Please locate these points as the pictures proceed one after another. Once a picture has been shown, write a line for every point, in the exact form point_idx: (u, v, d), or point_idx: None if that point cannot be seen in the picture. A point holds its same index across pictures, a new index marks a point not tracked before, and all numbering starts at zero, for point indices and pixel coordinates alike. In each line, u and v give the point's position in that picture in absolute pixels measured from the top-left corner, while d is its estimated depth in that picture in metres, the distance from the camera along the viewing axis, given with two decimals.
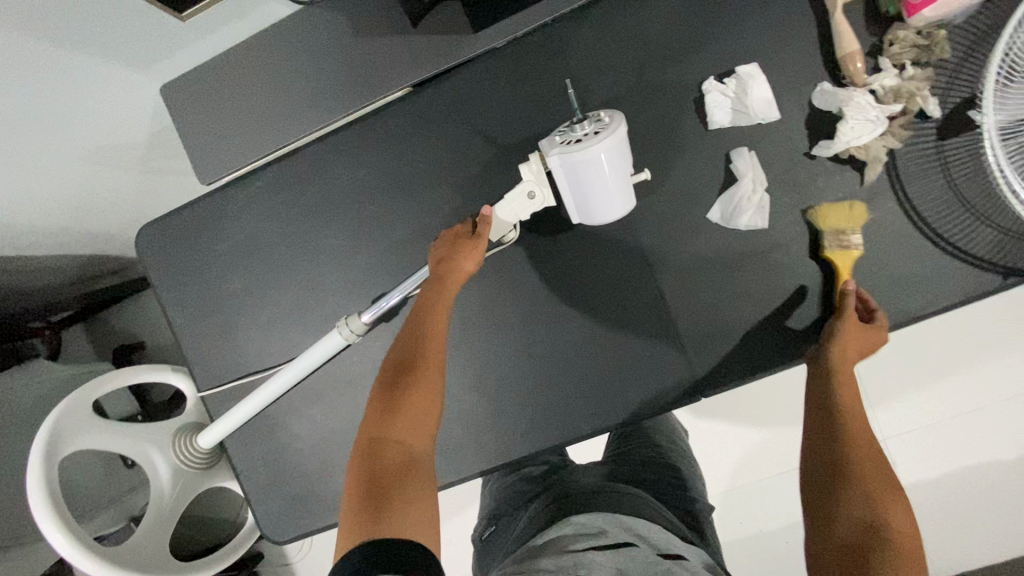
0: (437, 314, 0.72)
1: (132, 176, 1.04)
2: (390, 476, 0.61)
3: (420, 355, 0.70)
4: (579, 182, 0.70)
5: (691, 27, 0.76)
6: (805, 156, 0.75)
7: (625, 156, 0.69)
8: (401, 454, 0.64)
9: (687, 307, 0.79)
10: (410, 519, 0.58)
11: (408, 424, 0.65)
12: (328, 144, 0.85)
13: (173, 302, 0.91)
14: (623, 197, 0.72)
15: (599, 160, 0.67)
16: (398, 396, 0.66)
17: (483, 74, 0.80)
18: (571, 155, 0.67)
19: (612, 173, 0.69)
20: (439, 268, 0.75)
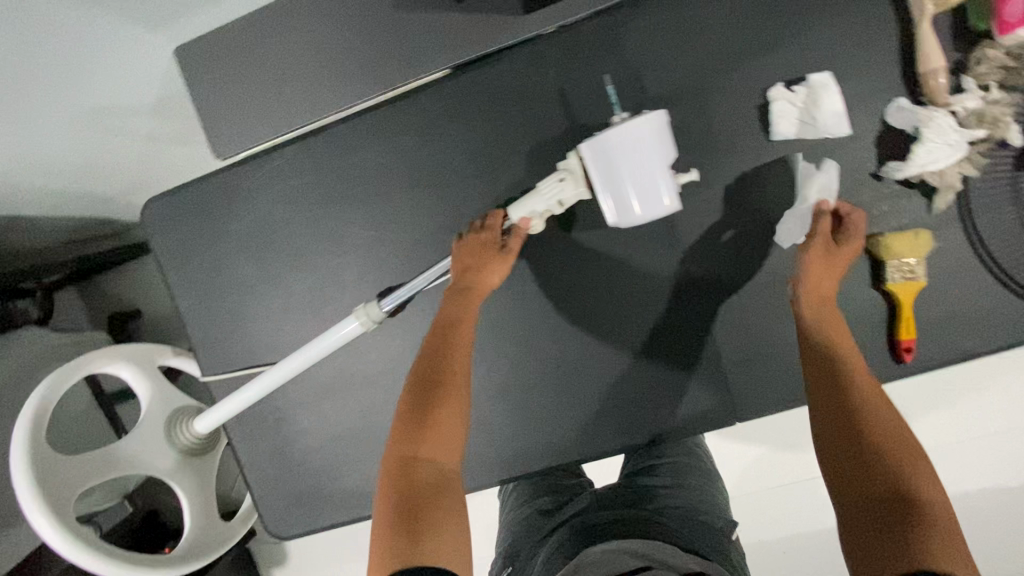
0: (466, 328, 0.69)
1: (139, 143, 0.97)
2: (424, 497, 0.57)
3: (448, 367, 0.66)
4: (614, 169, 0.64)
5: (761, 27, 0.70)
6: (871, 176, 0.70)
7: (665, 147, 0.63)
8: (433, 473, 0.60)
9: (727, 328, 0.75)
10: (448, 541, 0.54)
11: (439, 442, 0.61)
12: (355, 125, 0.79)
13: (180, 283, 0.85)
14: (668, 187, 0.65)
15: (634, 145, 0.63)
16: (427, 414, 0.62)
17: (529, 61, 0.74)
18: (601, 135, 0.63)
19: (651, 155, 0.63)
20: (468, 277, 0.70)
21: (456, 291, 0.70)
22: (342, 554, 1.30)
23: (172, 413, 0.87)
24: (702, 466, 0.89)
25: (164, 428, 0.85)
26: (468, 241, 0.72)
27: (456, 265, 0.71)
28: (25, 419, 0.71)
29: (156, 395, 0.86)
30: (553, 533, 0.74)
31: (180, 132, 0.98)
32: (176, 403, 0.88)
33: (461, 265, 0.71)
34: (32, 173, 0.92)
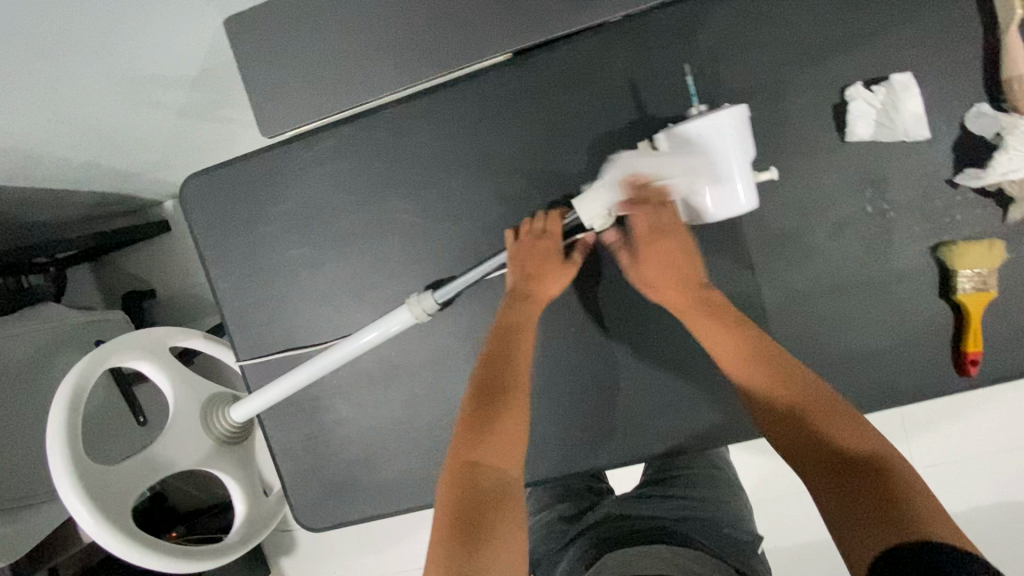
0: (524, 335, 0.67)
1: (175, 119, 0.94)
2: (486, 507, 0.54)
3: (509, 373, 0.63)
4: (689, 162, 0.63)
5: (843, 22, 0.67)
6: (946, 183, 0.68)
7: (742, 142, 0.62)
8: (496, 483, 0.57)
9: (788, 332, 0.73)
10: (507, 557, 0.52)
11: (502, 450, 0.58)
12: (410, 108, 0.76)
13: (219, 264, 0.83)
14: (744, 185, 0.63)
15: (708, 136, 0.62)
16: (492, 422, 0.59)
17: (597, 49, 0.71)
18: (680, 127, 0.63)
19: (730, 151, 0.62)
20: (528, 284, 0.68)
21: (515, 298, 0.69)
22: (356, 546, 1.27)
23: (207, 400, 0.85)
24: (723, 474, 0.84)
25: (199, 415, 0.84)
26: (526, 246, 0.69)
27: (518, 269, 0.69)
28: (62, 395, 0.69)
29: (191, 380, 0.84)
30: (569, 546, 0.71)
31: (216, 107, 0.95)
32: (212, 389, 0.87)
33: (523, 270, 0.69)
34: (61, 142, 0.88)
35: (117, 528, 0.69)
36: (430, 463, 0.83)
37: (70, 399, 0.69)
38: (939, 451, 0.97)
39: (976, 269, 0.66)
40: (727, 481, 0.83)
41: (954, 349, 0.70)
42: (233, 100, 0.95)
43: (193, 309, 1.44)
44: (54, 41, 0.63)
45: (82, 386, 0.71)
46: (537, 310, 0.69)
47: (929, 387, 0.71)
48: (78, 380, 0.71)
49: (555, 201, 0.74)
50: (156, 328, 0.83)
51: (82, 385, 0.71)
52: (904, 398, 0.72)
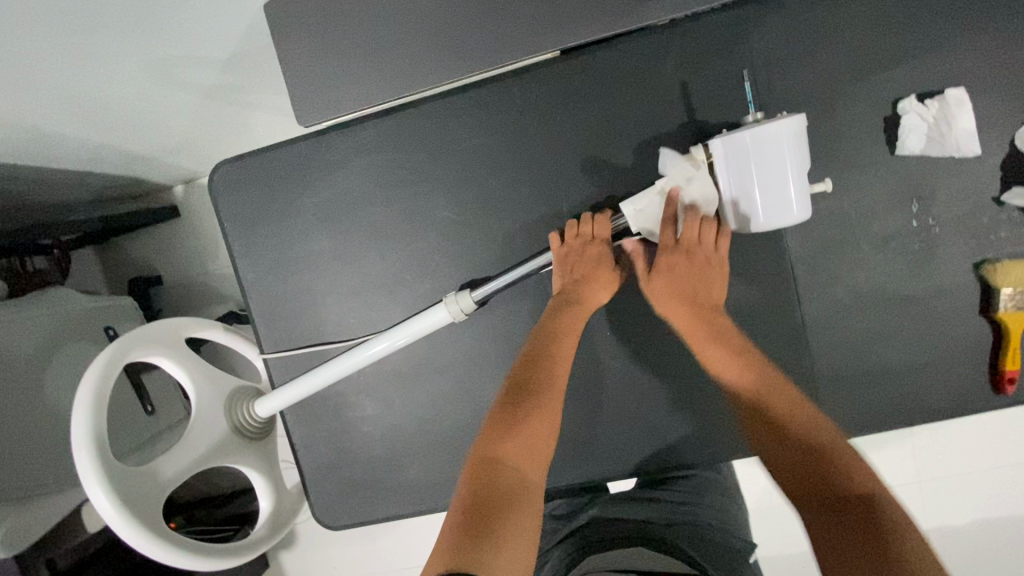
0: (568, 341, 0.67)
1: (202, 103, 0.91)
2: (501, 503, 0.53)
3: (542, 377, 0.63)
4: (744, 171, 0.63)
5: (898, 35, 0.67)
6: (993, 201, 0.68)
7: (801, 152, 0.61)
8: (514, 481, 0.55)
9: (826, 344, 0.72)
10: (510, 552, 0.49)
11: (524, 451, 0.57)
12: (452, 103, 0.75)
13: (248, 254, 0.82)
14: (798, 196, 0.63)
15: (767, 144, 0.61)
16: (519, 421, 0.59)
17: (647, 51, 0.70)
18: (738, 134, 0.61)
19: (786, 162, 0.61)
20: (577, 290, 0.69)
21: (563, 302, 0.70)
22: (361, 543, 1.25)
23: (230, 393, 0.85)
24: (714, 483, 0.82)
25: (223, 409, 0.83)
26: (575, 250, 0.70)
27: (566, 273, 0.70)
28: (90, 379, 0.68)
29: (214, 373, 0.85)
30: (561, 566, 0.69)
31: (243, 93, 0.92)
32: (234, 383, 0.87)
33: (572, 274, 0.70)
34: (82, 121, 0.85)
35: (143, 519, 0.69)
36: (456, 464, 0.81)
37: (98, 382, 0.69)
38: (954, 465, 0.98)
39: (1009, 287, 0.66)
40: (719, 490, 0.81)
41: (993, 367, 0.70)
42: (261, 86, 0.93)
43: (202, 297, 1.40)
44: (92, 17, 0.60)
45: (109, 370, 0.70)
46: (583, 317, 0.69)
47: (964, 404, 0.71)
48: (106, 364, 0.70)
49: (597, 203, 0.74)
50: (180, 320, 0.83)
51: (109, 371, 0.70)
52: (938, 414, 0.72)
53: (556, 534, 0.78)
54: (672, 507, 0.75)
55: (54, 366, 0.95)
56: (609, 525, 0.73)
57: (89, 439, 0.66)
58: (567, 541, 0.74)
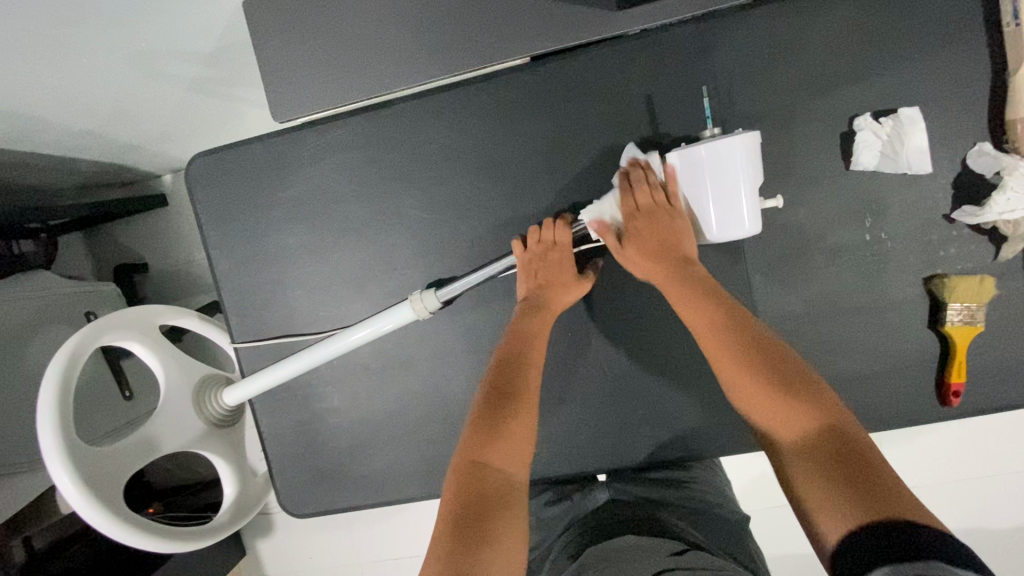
0: (539, 344, 0.68)
1: (183, 94, 0.92)
2: (487, 507, 0.53)
3: (519, 381, 0.63)
4: (698, 184, 0.65)
5: (856, 54, 0.69)
6: (943, 218, 0.70)
7: (754, 167, 0.63)
8: (502, 483, 0.56)
9: (781, 351, 0.74)
10: (505, 554, 0.51)
11: (509, 452, 0.58)
12: (425, 103, 0.76)
13: (223, 244, 0.83)
14: (750, 210, 0.64)
15: (722, 157, 0.63)
16: (501, 423, 0.59)
17: (616, 60, 0.72)
18: (692, 148, 0.64)
19: (739, 177, 0.63)
20: (542, 295, 0.71)
21: (530, 308, 0.71)
22: (334, 533, 1.27)
23: (200, 381, 0.87)
24: (714, 476, 0.78)
25: (193, 397, 0.85)
26: (538, 257, 0.72)
27: (530, 279, 0.72)
28: (59, 362, 0.70)
29: (186, 361, 0.87)
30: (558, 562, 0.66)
31: (224, 86, 0.94)
32: (204, 371, 0.89)
33: (537, 280, 0.72)
34: (64, 108, 0.86)
35: (103, 500, 0.70)
36: (419, 457, 0.83)
37: (66, 365, 0.70)
38: (912, 473, 1.00)
39: (952, 305, 0.68)
40: (720, 485, 0.77)
41: (939, 380, 0.72)
42: (243, 79, 0.94)
43: (186, 285, 1.42)
44: (67, 8, 0.62)
45: (79, 352, 0.72)
46: (550, 320, 0.71)
47: (912, 413, 0.73)
48: (76, 346, 0.72)
49: (561, 209, 0.75)
50: (155, 306, 0.85)
51: (78, 354, 0.72)
52: (888, 423, 0.74)
53: (554, 532, 0.75)
54: (667, 498, 0.72)
55: (31, 349, 0.97)
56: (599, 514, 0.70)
57: (53, 420, 0.68)
58: (564, 537, 0.71)
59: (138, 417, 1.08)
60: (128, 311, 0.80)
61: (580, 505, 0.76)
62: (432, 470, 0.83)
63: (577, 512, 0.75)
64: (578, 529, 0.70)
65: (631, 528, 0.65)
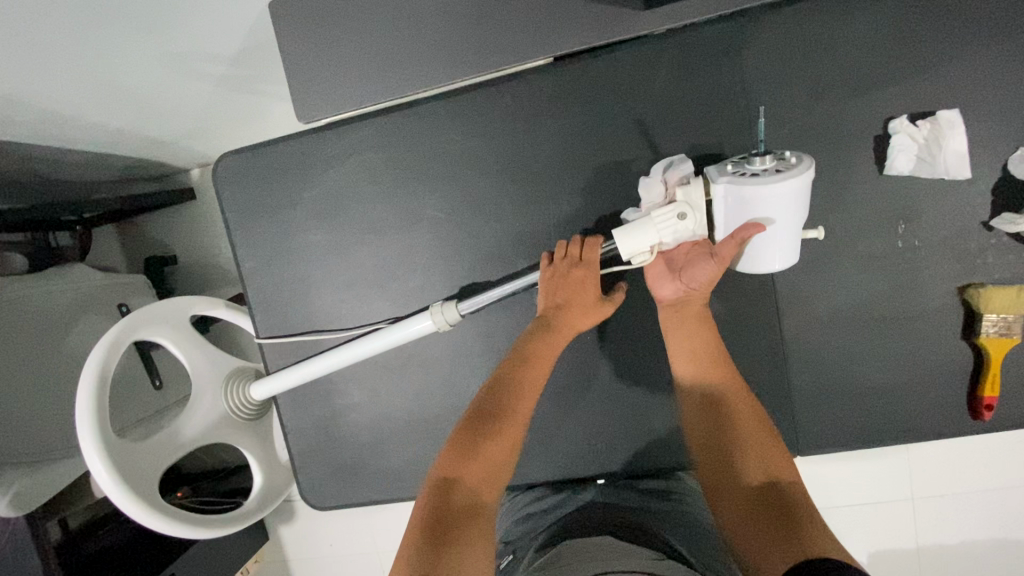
0: (542, 363, 0.67)
1: (210, 93, 0.94)
2: (456, 521, 0.54)
3: (507, 399, 0.64)
4: (740, 216, 0.61)
5: (892, 55, 0.66)
6: (982, 225, 0.67)
7: (803, 206, 0.60)
8: (470, 501, 0.57)
9: (804, 360, 0.73)
10: (474, 564, 0.51)
11: (486, 467, 0.59)
12: (448, 103, 0.76)
13: (248, 241, 0.85)
14: (787, 245, 0.63)
15: (771, 197, 0.58)
16: (478, 444, 0.60)
17: (642, 60, 0.71)
18: (741, 186, 0.59)
19: (785, 216, 0.60)
20: (558, 316, 0.70)
21: (541, 324, 0.70)
22: (351, 523, 1.30)
23: (229, 373, 0.90)
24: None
25: (223, 387, 0.88)
26: (562, 274, 0.70)
27: (550, 296, 0.71)
28: (99, 351, 0.73)
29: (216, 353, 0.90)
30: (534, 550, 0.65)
31: (251, 84, 0.95)
32: (232, 364, 0.91)
33: (555, 300, 0.70)
34: (96, 106, 0.89)
35: (133, 488, 0.73)
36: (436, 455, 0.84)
37: (106, 354, 0.73)
38: (932, 486, 0.98)
39: (989, 318, 0.66)
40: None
41: (969, 394, 0.70)
42: (269, 76, 0.95)
43: (211, 278, 1.45)
44: (103, 10, 0.63)
45: (118, 343, 0.75)
46: (563, 338, 0.70)
47: (940, 425, 0.71)
48: (115, 337, 0.75)
49: (581, 212, 0.75)
50: (190, 297, 0.87)
51: (116, 346, 0.75)
52: (913, 435, 0.72)
53: (536, 526, 0.73)
54: (652, 506, 0.70)
55: (67, 339, 1.00)
56: (585, 513, 0.70)
57: (93, 408, 0.71)
58: (544, 530, 0.69)
59: (166, 407, 1.11)
60: (160, 304, 0.83)
61: (568, 503, 0.75)
62: None
63: (564, 508, 0.74)
64: (560, 524, 0.69)
65: (611, 528, 0.64)
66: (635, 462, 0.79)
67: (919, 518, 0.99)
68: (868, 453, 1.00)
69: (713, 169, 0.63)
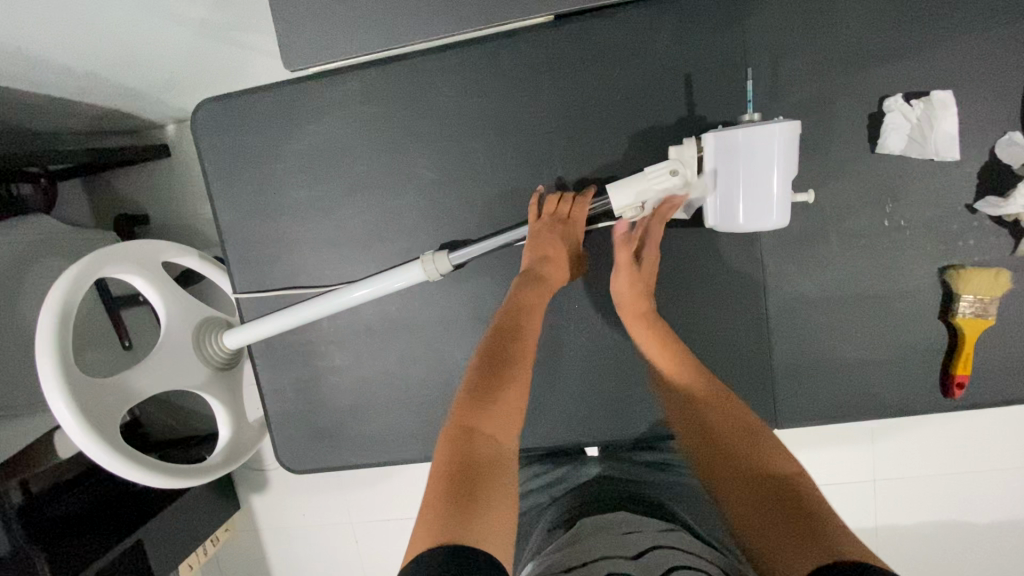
0: (536, 315, 0.66)
1: (186, 39, 0.89)
2: (479, 476, 0.51)
3: (517, 350, 0.61)
4: (732, 167, 0.64)
5: (889, 32, 0.66)
6: (965, 208, 0.68)
7: (792, 159, 0.63)
8: (493, 451, 0.53)
9: (788, 334, 0.74)
10: (501, 525, 0.48)
11: (504, 419, 0.55)
12: (442, 60, 0.74)
13: (227, 194, 0.82)
14: (780, 201, 0.64)
15: (760, 145, 0.62)
16: (494, 390, 0.56)
17: (642, 25, 0.70)
18: (731, 132, 0.63)
19: (774, 165, 0.63)
20: (541, 266, 0.69)
21: (529, 278, 0.68)
22: (326, 493, 1.28)
23: (200, 323, 0.87)
24: None
25: (191, 337, 0.85)
26: (547, 227, 0.70)
27: (535, 249, 0.70)
28: (57, 298, 0.69)
29: (188, 304, 0.87)
30: (544, 533, 0.64)
31: (233, 32, 0.90)
32: (205, 313, 0.89)
33: (540, 252, 0.69)
34: (64, 47, 0.83)
35: (127, 454, 0.72)
36: (418, 419, 0.83)
37: (59, 325, 0.68)
38: (893, 467, 1.02)
39: (964, 300, 0.68)
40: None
41: (943, 374, 0.72)
42: (251, 24, 0.90)
43: (185, 239, 1.40)
44: None
45: (67, 313, 0.70)
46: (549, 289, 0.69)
47: (914, 402, 0.73)
48: (61, 306, 0.69)
49: (576, 178, 0.74)
50: (159, 242, 0.84)
51: (66, 318, 0.70)
52: (887, 412, 0.74)
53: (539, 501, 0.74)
54: (657, 480, 0.71)
55: (27, 291, 0.96)
56: (593, 485, 0.70)
57: (60, 383, 0.68)
58: (552, 509, 0.69)
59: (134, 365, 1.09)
60: (121, 246, 0.79)
61: (570, 482, 0.74)
62: (431, 435, 0.83)
63: (568, 484, 0.74)
64: (567, 500, 0.69)
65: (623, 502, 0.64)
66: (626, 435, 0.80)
67: (882, 495, 1.03)
68: (837, 435, 1.03)
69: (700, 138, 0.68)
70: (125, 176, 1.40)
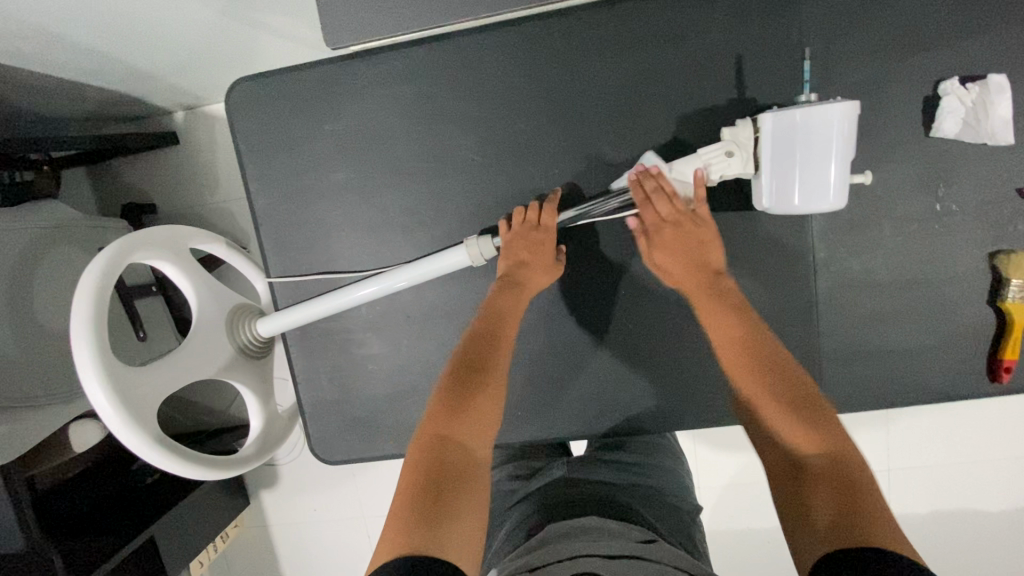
0: (512, 322, 0.65)
1: (213, 17, 0.85)
2: (448, 480, 0.50)
3: (491, 357, 0.61)
4: (790, 149, 0.63)
5: (948, 13, 0.66)
6: (1017, 193, 0.68)
7: (851, 140, 0.62)
8: (464, 455, 0.53)
9: (836, 318, 0.74)
10: (468, 530, 0.48)
11: (474, 424, 0.54)
12: (489, 40, 0.72)
13: (262, 176, 0.79)
14: (837, 183, 0.63)
15: (820, 126, 0.61)
16: (464, 399, 0.56)
17: (697, 5, 0.69)
18: (790, 113, 0.62)
19: (832, 147, 0.62)
20: (518, 272, 0.69)
21: (507, 284, 0.68)
22: (344, 487, 1.26)
23: (231, 309, 0.84)
24: (675, 469, 0.79)
25: (223, 324, 0.82)
26: (520, 235, 0.70)
27: (510, 256, 0.70)
28: (88, 301, 0.66)
29: (218, 291, 0.83)
30: (513, 531, 0.65)
31: (261, 13, 0.87)
32: (235, 300, 0.86)
33: (514, 258, 0.69)
34: (82, 22, 0.80)
35: (177, 451, 0.71)
36: None
37: (93, 327, 0.65)
38: (916, 455, 1.02)
39: (1011, 286, 0.67)
40: (676, 478, 0.77)
41: (989, 361, 0.72)
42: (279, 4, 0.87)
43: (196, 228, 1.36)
44: None
45: (101, 315, 0.66)
46: (525, 294, 0.69)
47: (960, 386, 0.73)
48: (94, 307, 0.66)
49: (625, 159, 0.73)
50: (182, 227, 0.80)
51: (99, 312, 0.66)
52: (932, 397, 0.74)
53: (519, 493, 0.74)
54: (622, 477, 0.72)
55: (42, 278, 0.92)
56: (561, 482, 0.71)
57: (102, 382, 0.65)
58: (520, 509, 0.69)
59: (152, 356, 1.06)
60: (142, 235, 0.74)
61: (535, 481, 0.74)
62: None
63: (537, 480, 0.74)
64: (536, 497, 0.69)
65: (584, 500, 0.64)
66: (649, 419, 0.78)
67: (904, 483, 1.04)
68: (862, 424, 1.03)
69: (752, 119, 0.67)
70: (131, 162, 1.36)
